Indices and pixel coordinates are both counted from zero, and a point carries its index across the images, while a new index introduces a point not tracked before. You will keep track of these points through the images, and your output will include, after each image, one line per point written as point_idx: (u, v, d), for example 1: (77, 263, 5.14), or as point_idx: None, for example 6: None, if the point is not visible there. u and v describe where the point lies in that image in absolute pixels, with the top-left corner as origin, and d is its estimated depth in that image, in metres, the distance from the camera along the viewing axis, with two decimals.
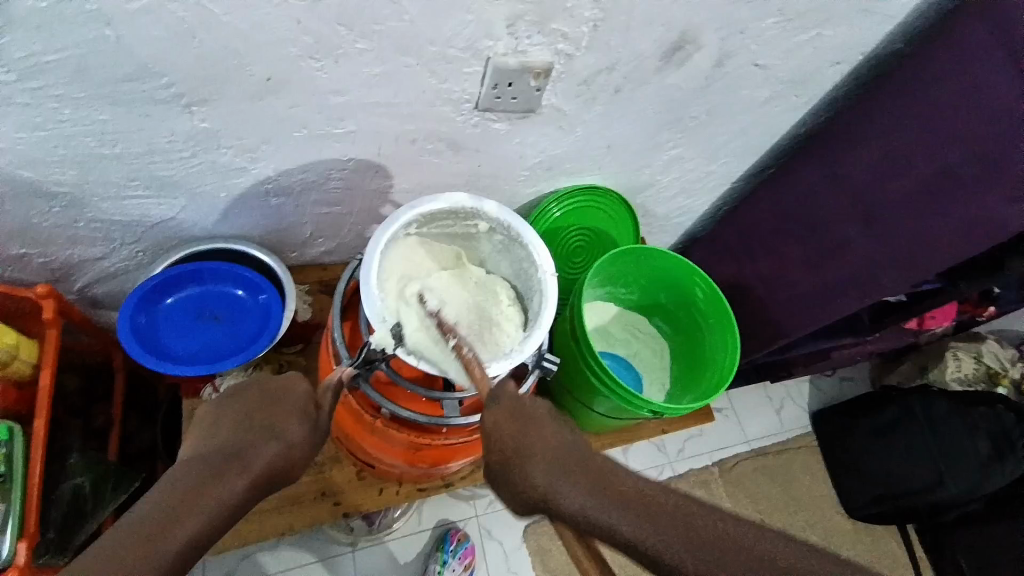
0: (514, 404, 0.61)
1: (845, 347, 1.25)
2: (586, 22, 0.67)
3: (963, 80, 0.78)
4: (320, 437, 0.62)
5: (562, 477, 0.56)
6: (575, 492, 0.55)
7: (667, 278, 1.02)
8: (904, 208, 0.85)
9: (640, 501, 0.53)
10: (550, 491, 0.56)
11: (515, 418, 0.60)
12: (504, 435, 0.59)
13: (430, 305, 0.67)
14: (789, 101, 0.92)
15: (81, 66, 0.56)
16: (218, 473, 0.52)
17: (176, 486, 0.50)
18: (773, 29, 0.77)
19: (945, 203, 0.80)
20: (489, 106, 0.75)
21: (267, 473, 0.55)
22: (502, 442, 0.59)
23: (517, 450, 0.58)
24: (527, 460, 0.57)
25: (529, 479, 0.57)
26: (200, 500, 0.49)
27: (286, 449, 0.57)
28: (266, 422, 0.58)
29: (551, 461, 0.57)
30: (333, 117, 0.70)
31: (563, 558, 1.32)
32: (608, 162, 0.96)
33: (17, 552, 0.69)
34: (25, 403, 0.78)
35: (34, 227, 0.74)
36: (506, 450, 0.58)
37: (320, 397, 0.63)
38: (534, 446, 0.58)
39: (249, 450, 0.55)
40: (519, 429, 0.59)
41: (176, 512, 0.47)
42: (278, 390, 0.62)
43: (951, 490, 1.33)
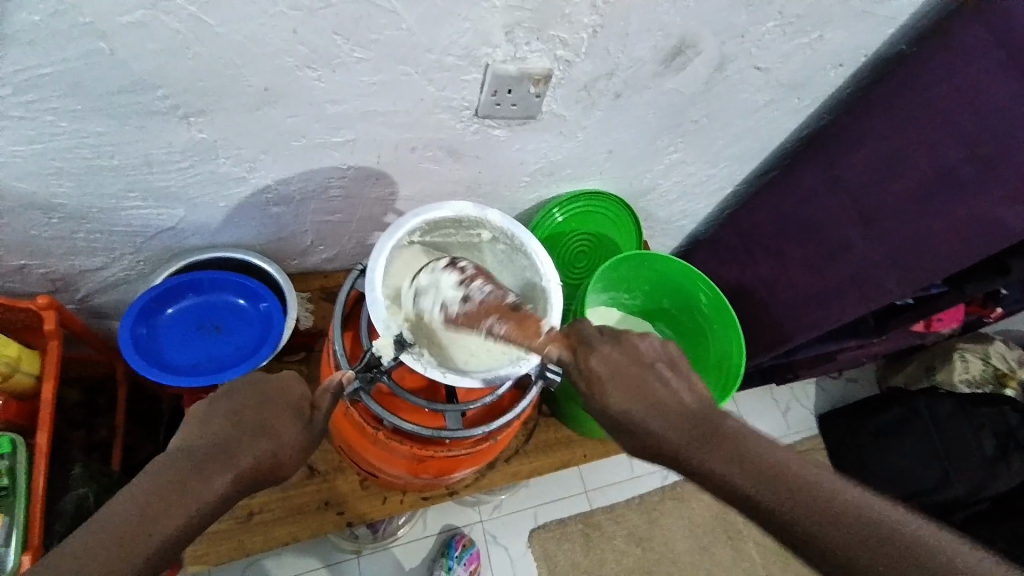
0: (596, 347, 0.64)
1: (850, 349, 1.23)
2: (585, 28, 0.66)
3: (961, 79, 0.77)
4: (317, 437, 0.59)
5: (640, 407, 0.60)
6: (675, 431, 0.58)
7: (671, 284, 1.01)
8: (903, 213, 0.85)
9: (759, 461, 0.54)
10: (628, 414, 0.60)
11: (605, 369, 0.62)
12: (614, 389, 0.62)
13: (434, 304, 0.64)
14: (791, 103, 0.91)
15: (76, 79, 0.56)
16: (203, 468, 0.51)
17: (161, 480, 0.49)
18: (773, 32, 0.76)
19: (942, 204, 0.81)
20: (489, 113, 0.74)
21: (255, 471, 0.53)
22: (614, 395, 0.61)
23: (629, 405, 0.61)
24: (642, 413, 0.60)
25: (647, 431, 0.59)
26: (180, 500, 0.48)
27: (277, 448, 0.55)
28: (259, 419, 0.55)
29: (666, 413, 0.59)
30: (332, 126, 0.70)
31: (568, 563, 1.32)
32: (609, 167, 0.95)
33: (22, 564, 0.68)
34: (28, 416, 0.78)
35: (34, 239, 0.74)
36: (617, 404, 0.61)
37: (318, 397, 0.59)
38: (642, 398, 0.61)
39: (237, 448, 0.53)
40: (630, 384, 0.62)
41: (158, 511, 0.47)
42: (274, 390, 0.58)
43: (957, 490, 1.31)
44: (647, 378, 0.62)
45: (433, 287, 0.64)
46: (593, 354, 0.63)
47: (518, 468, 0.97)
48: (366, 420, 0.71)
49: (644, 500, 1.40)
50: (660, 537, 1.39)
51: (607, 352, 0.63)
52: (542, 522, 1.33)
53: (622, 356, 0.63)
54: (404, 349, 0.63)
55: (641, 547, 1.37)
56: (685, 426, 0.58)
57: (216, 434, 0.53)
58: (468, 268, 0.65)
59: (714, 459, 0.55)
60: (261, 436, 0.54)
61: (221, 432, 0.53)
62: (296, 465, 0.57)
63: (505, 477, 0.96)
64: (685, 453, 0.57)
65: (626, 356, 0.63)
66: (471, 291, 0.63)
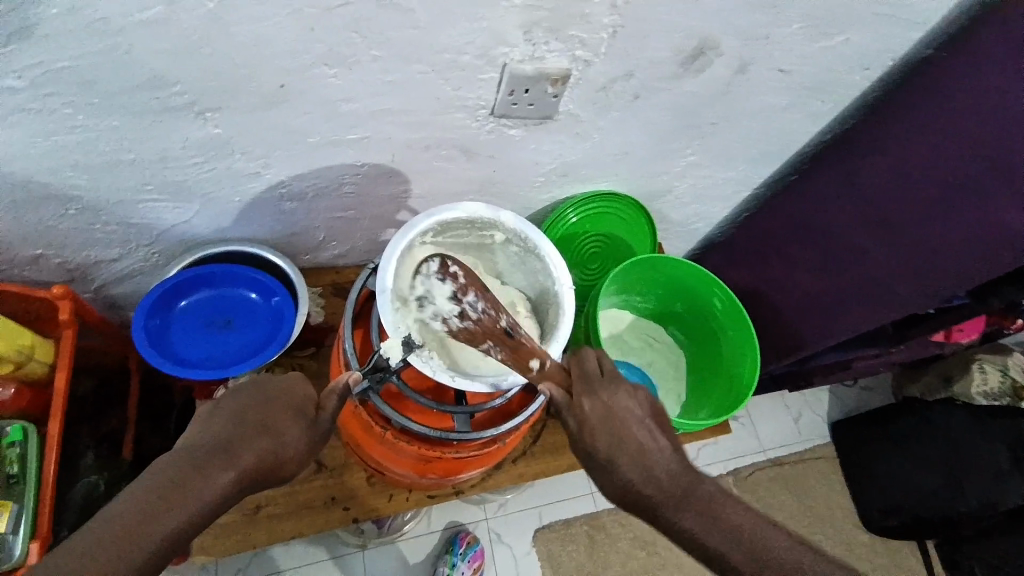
0: (589, 387, 0.62)
1: (866, 358, 1.21)
2: (604, 28, 0.65)
3: (983, 82, 0.75)
4: (317, 438, 0.59)
5: (620, 456, 0.58)
6: (654, 484, 0.56)
7: (684, 288, 1.00)
8: (920, 225, 0.82)
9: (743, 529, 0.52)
10: (609, 459, 0.58)
11: (595, 412, 0.60)
12: (601, 433, 0.59)
13: (434, 318, 0.66)
14: (814, 108, 0.89)
15: (93, 74, 0.56)
16: (204, 467, 0.49)
17: (160, 478, 0.47)
18: (797, 34, 0.74)
19: (957, 209, 0.78)
20: (505, 113, 0.73)
21: (257, 470, 0.52)
22: (600, 441, 0.59)
23: (614, 454, 0.58)
24: (626, 462, 0.58)
25: (629, 482, 0.57)
26: (178, 499, 0.46)
27: (280, 448, 0.54)
28: (262, 418, 0.54)
29: (651, 466, 0.57)
30: (346, 123, 0.69)
31: (573, 564, 1.31)
32: (625, 169, 0.94)
33: (29, 552, 0.70)
34: (40, 405, 0.79)
35: (51, 230, 0.74)
36: (601, 451, 0.59)
37: (324, 399, 0.61)
38: (629, 446, 0.58)
39: (240, 445, 0.51)
40: (618, 431, 0.59)
41: (156, 509, 0.45)
42: (278, 390, 0.58)
43: (970, 503, 1.25)
44: (635, 427, 0.59)
45: (431, 302, 0.66)
46: (585, 394, 0.61)
47: (524, 470, 0.97)
48: (375, 419, 0.71)
49: None
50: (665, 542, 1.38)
51: (597, 395, 0.61)
52: (547, 522, 1.33)
53: (612, 400, 0.61)
54: (411, 351, 0.62)
55: (646, 551, 1.36)
56: (669, 483, 0.56)
57: (219, 432, 0.52)
58: (459, 278, 0.65)
59: (695, 520, 0.53)
60: (265, 434, 0.53)
61: (223, 431, 0.52)
62: (296, 466, 0.56)
63: (511, 478, 0.96)
64: (666, 510, 0.54)
65: (616, 401, 0.61)
66: (466, 308, 0.64)
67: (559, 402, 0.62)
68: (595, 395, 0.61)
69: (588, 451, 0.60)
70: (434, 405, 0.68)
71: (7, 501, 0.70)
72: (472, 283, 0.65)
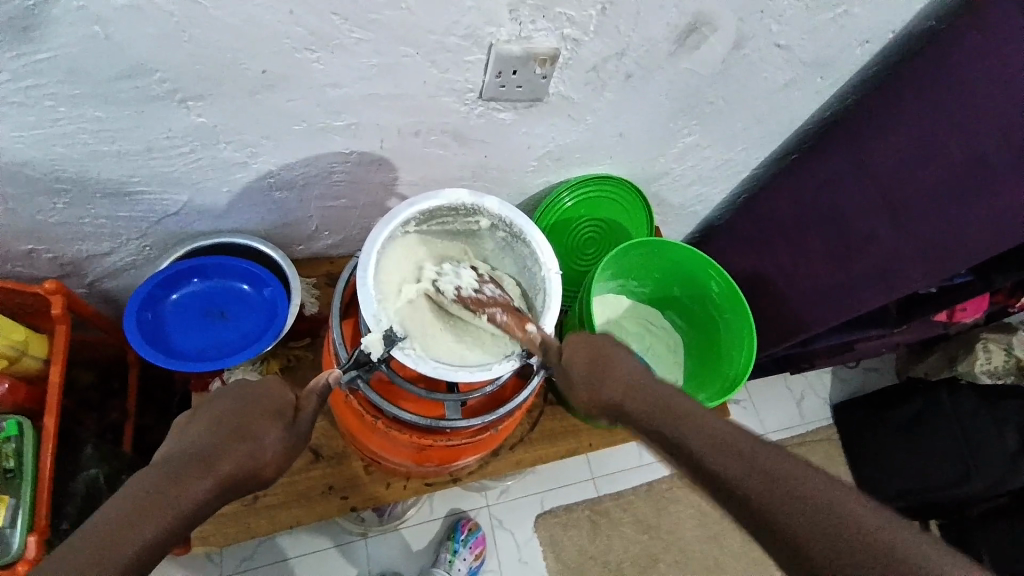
0: (584, 339, 0.64)
1: (868, 339, 1.20)
2: (594, 5, 0.63)
3: (998, 60, 0.73)
4: (298, 441, 0.58)
5: (598, 374, 0.60)
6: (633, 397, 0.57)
7: (681, 272, 0.98)
8: (928, 210, 0.81)
9: (761, 456, 0.48)
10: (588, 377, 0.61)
11: (593, 358, 0.61)
12: (607, 376, 0.60)
13: (446, 290, 0.67)
14: (814, 84, 0.86)
15: (72, 65, 0.55)
16: (183, 473, 0.48)
17: (140, 485, 0.46)
18: (795, 8, 0.72)
19: (976, 194, 0.76)
20: (494, 96, 0.72)
21: (239, 473, 0.51)
22: (608, 383, 0.59)
23: (623, 393, 0.58)
24: (635, 398, 0.57)
25: (641, 419, 0.56)
26: (159, 505, 0.45)
27: (260, 450, 0.54)
28: (240, 423, 0.54)
29: (661, 401, 0.56)
30: (333, 110, 0.68)
31: (575, 549, 1.32)
32: (620, 151, 0.92)
33: (27, 546, 0.70)
34: (37, 399, 0.79)
35: (40, 224, 0.74)
36: (611, 393, 0.59)
37: (303, 400, 0.60)
38: (638, 385, 0.58)
39: (221, 450, 0.51)
40: (625, 375, 0.59)
41: (137, 514, 0.44)
42: (253, 395, 0.57)
43: (976, 485, 1.25)
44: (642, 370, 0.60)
45: (452, 276, 0.68)
46: (583, 346, 0.63)
47: (522, 456, 0.96)
48: (366, 409, 0.71)
49: (652, 488, 1.39)
50: (667, 525, 1.38)
51: (600, 346, 0.63)
52: (549, 508, 1.33)
53: (611, 350, 0.63)
54: (394, 344, 0.61)
55: (648, 534, 1.37)
56: (676, 412, 0.54)
57: (196, 441, 0.51)
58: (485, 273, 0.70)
59: (684, 436, 0.52)
60: (244, 437, 0.53)
61: (201, 439, 0.52)
62: (278, 469, 0.56)
63: (509, 465, 0.95)
64: (674, 440, 0.52)
65: (616, 351, 0.63)
66: (485, 288, 0.68)
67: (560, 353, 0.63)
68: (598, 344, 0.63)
69: (598, 395, 0.60)
70: (425, 394, 0.67)
71: (4, 495, 0.71)
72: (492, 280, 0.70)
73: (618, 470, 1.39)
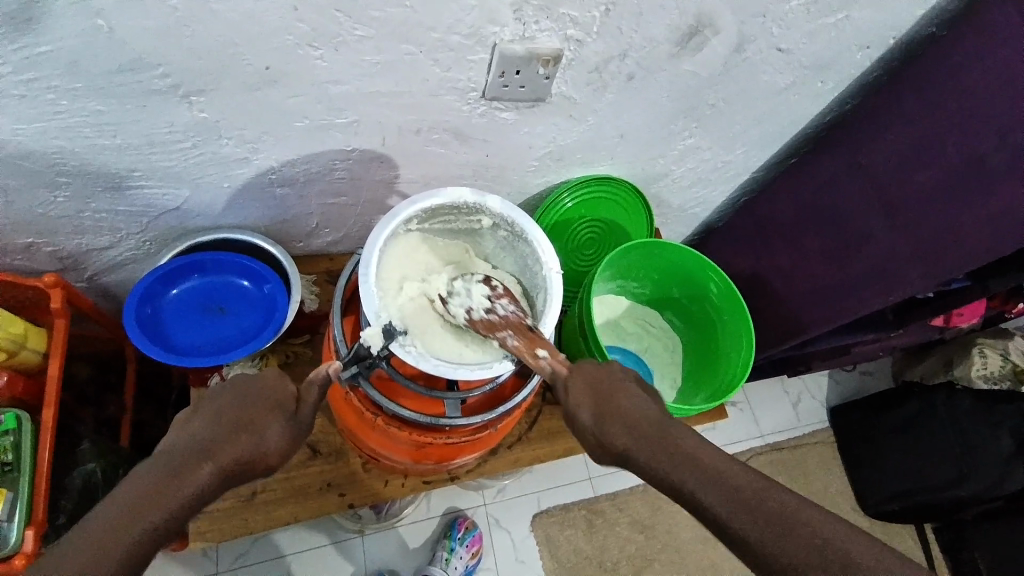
0: (591, 375, 0.61)
1: (866, 342, 1.20)
2: (597, 6, 0.64)
3: (997, 65, 0.74)
4: (299, 432, 0.58)
5: (601, 418, 0.59)
6: (634, 440, 0.57)
7: (680, 273, 0.99)
8: (925, 211, 0.81)
9: (764, 498, 0.50)
10: (593, 422, 0.59)
11: (600, 398, 0.60)
12: (617, 421, 0.58)
13: (456, 307, 0.66)
14: (814, 87, 0.87)
15: (73, 58, 0.55)
16: (181, 470, 0.49)
17: (141, 481, 0.48)
18: (796, 11, 0.72)
19: (973, 194, 0.77)
20: (496, 95, 0.72)
21: (235, 467, 0.52)
22: (619, 429, 0.58)
23: (634, 440, 0.57)
24: (648, 448, 0.56)
25: (655, 470, 0.55)
26: (158, 502, 0.47)
27: (259, 444, 0.54)
28: (240, 416, 0.54)
29: (675, 450, 0.55)
30: (335, 107, 0.68)
31: (571, 548, 1.32)
32: (621, 152, 0.93)
33: (24, 540, 0.70)
34: (35, 393, 0.79)
35: (40, 218, 0.74)
36: (621, 440, 0.57)
37: (303, 390, 0.59)
38: (649, 431, 0.57)
39: (219, 445, 0.52)
40: (636, 419, 0.58)
41: (136, 512, 0.46)
42: (253, 387, 0.56)
43: (972, 488, 1.26)
44: (651, 412, 0.59)
45: (463, 295, 0.66)
46: (589, 384, 0.61)
47: (519, 455, 0.97)
48: (366, 405, 0.71)
49: (649, 489, 1.40)
50: (663, 526, 1.39)
51: (607, 384, 0.61)
52: (545, 507, 1.33)
53: (616, 385, 0.61)
54: (393, 339, 0.62)
55: (644, 535, 1.37)
56: (693, 462, 0.53)
57: (195, 436, 0.52)
58: (499, 286, 0.67)
59: (690, 484, 0.53)
60: (243, 431, 0.53)
61: (201, 434, 0.52)
62: (278, 460, 0.56)
63: (506, 464, 0.96)
64: (692, 493, 0.52)
65: (621, 387, 0.61)
66: (497, 307, 0.64)
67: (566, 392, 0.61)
68: (604, 381, 0.61)
69: (607, 440, 0.58)
70: (425, 392, 0.67)
71: (3, 488, 0.71)
72: (508, 293, 0.67)
73: (615, 470, 1.40)
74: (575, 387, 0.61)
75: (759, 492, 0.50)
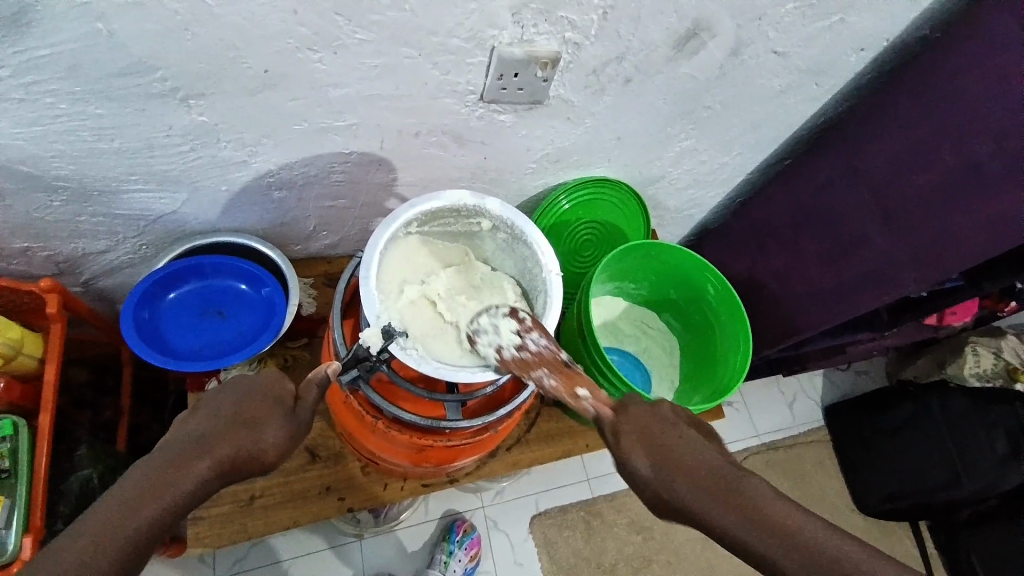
0: (638, 419, 0.55)
1: (860, 342, 1.21)
2: (595, 10, 0.64)
3: (988, 68, 0.74)
4: (298, 429, 0.57)
5: (658, 465, 0.52)
6: (699, 494, 0.49)
7: (678, 275, 0.99)
8: (921, 216, 0.82)
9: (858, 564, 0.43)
10: (648, 469, 0.52)
11: (654, 443, 0.53)
12: (679, 475, 0.50)
13: (480, 338, 0.63)
14: (809, 90, 0.88)
15: (73, 62, 0.54)
16: (181, 461, 0.48)
17: (140, 473, 0.46)
18: (792, 15, 0.73)
19: (967, 200, 0.78)
20: (495, 98, 0.72)
21: (236, 461, 0.51)
22: (682, 483, 0.50)
23: (700, 497, 0.49)
24: (720, 509, 0.48)
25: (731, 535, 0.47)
26: (156, 493, 0.46)
27: (258, 439, 0.53)
28: (238, 412, 0.53)
29: (748, 510, 0.47)
30: (334, 110, 0.68)
31: (570, 549, 1.32)
32: (618, 155, 0.93)
33: (22, 546, 0.69)
34: (32, 398, 0.78)
35: (38, 222, 0.73)
36: (684, 495, 0.50)
37: (303, 390, 0.60)
38: (717, 486, 0.49)
39: (218, 438, 0.50)
40: (699, 472, 0.50)
41: (134, 504, 0.44)
42: (254, 385, 0.57)
43: (967, 489, 1.27)
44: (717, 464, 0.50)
45: (491, 333, 0.63)
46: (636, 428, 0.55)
47: (518, 457, 0.97)
48: (367, 409, 0.71)
49: None
50: (660, 526, 1.39)
51: (660, 428, 0.54)
52: (544, 509, 1.34)
53: (670, 431, 0.54)
54: (392, 340, 0.61)
55: (642, 535, 1.37)
56: (773, 524, 0.46)
57: (196, 428, 0.51)
58: (528, 318, 0.63)
59: (770, 548, 0.45)
60: (242, 425, 0.52)
61: (201, 427, 0.51)
62: (277, 456, 0.55)
63: (506, 466, 0.96)
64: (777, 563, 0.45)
65: (676, 433, 0.54)
66: (528, 343, 0.61)
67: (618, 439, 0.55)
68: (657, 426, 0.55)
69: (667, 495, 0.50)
70: (425, 394, 0.67)
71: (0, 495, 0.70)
72: (537, 323, 0.63)
73: (613, 471, 1.40)
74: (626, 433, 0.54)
75: (854, 556, 0.44)
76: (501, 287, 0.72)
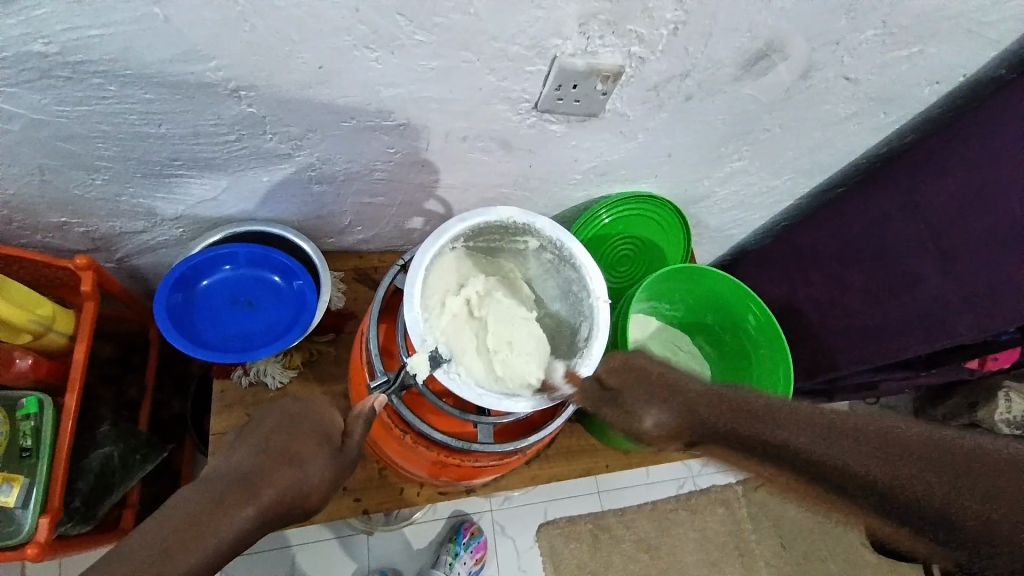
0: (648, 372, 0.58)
1: (896, 379, 1.02)
2: (666, 24, 0.61)
3: None
4: (343, 467, 0.56)
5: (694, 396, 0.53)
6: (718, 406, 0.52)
7: (718, 302, 0.96)
8: (1009, 263, 0.75)
9: (864, 464, 0.47)
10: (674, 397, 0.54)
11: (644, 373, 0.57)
12: (841, 440, 0.48)
13: (522, 344, 0.67)
14: (876, 119, 0.83)
15: (130, 44, 0.53)
16: (224, 501, 0.47)
17: (185, 509, 0.46)
18: (870, 42, 0.69)
19: (1012, 249, 0.75)
20: (549, 108, 0.70)
21: (281, 504, 0.50)
22: (832, 444, 0.48)
23: (844, 445, 0.48)
24: (854, 450, 0.47)
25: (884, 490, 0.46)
26: (197, 535, 0.44)
27: (301, 478, 0.52)
28: (286, 445, 0.53)
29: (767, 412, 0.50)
30: (384, 109, 0.66)
31: (574, 562, 1.30)
32: (666, 171, 0.90)
33: (39, 527, 0.69)
34: (58, 374, 0.78)
35: (78, 199, 0.73)
36: (807, 448, 0.48)
37: (349, 424, 0.60)
38: (873, 447, 0.47)
39: (262, 480, 0.50)
40: (869, 426, 0.49)
41: (173, 545, 0.43)
42: (301, 415, 0.57)
43: None
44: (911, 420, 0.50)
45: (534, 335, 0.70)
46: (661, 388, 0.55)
47: (536, 472, 0.95)
48: (395, 422, 0.70)
49: (658, 507, 1.38)
50: (668, 546, 1.36)
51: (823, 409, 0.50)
52: (552, 518, 1.31)
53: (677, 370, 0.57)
54: (439, 365, 0.61)
55: (649, 554, 1.35)
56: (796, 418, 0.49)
57: (243, 465, 0.51)
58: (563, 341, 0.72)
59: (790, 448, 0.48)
60: (288, 463, 0.52)
61: (247, 463, 0.51)
62: (321, 498, 0.53)
63: (524, 480, 0.94)
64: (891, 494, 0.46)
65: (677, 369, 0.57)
66: (571, 329, 0.70)
67: (650, 430, 0.54)
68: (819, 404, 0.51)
69: (794, 450, 0.48)
70: (457, 414, 0.66)
71: (19, 474, 0.71)
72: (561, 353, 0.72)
73: (625, 486, 1.38)
74: (702, 404, 0.52)
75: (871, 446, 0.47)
76: (529, 320, 0.69)
